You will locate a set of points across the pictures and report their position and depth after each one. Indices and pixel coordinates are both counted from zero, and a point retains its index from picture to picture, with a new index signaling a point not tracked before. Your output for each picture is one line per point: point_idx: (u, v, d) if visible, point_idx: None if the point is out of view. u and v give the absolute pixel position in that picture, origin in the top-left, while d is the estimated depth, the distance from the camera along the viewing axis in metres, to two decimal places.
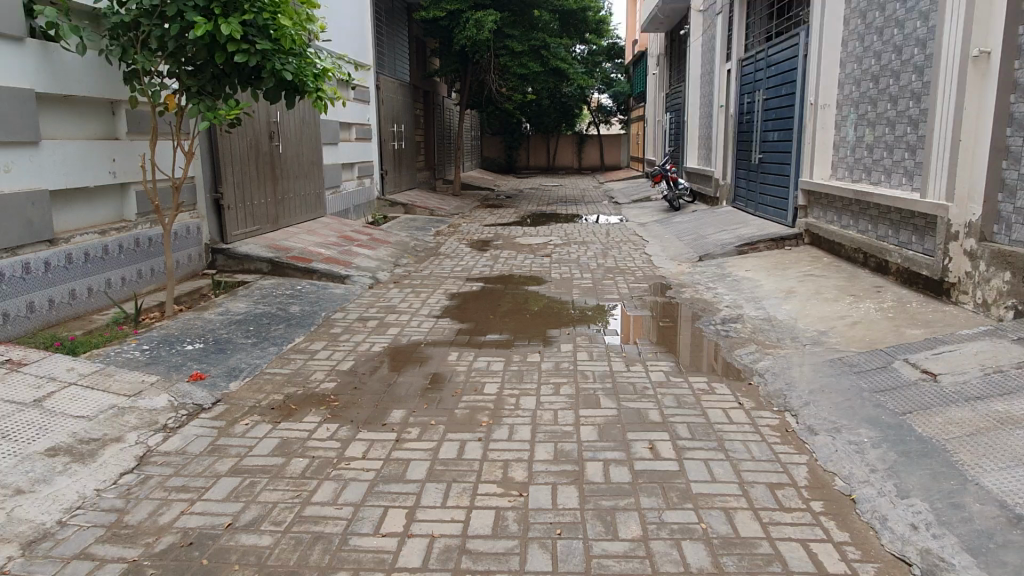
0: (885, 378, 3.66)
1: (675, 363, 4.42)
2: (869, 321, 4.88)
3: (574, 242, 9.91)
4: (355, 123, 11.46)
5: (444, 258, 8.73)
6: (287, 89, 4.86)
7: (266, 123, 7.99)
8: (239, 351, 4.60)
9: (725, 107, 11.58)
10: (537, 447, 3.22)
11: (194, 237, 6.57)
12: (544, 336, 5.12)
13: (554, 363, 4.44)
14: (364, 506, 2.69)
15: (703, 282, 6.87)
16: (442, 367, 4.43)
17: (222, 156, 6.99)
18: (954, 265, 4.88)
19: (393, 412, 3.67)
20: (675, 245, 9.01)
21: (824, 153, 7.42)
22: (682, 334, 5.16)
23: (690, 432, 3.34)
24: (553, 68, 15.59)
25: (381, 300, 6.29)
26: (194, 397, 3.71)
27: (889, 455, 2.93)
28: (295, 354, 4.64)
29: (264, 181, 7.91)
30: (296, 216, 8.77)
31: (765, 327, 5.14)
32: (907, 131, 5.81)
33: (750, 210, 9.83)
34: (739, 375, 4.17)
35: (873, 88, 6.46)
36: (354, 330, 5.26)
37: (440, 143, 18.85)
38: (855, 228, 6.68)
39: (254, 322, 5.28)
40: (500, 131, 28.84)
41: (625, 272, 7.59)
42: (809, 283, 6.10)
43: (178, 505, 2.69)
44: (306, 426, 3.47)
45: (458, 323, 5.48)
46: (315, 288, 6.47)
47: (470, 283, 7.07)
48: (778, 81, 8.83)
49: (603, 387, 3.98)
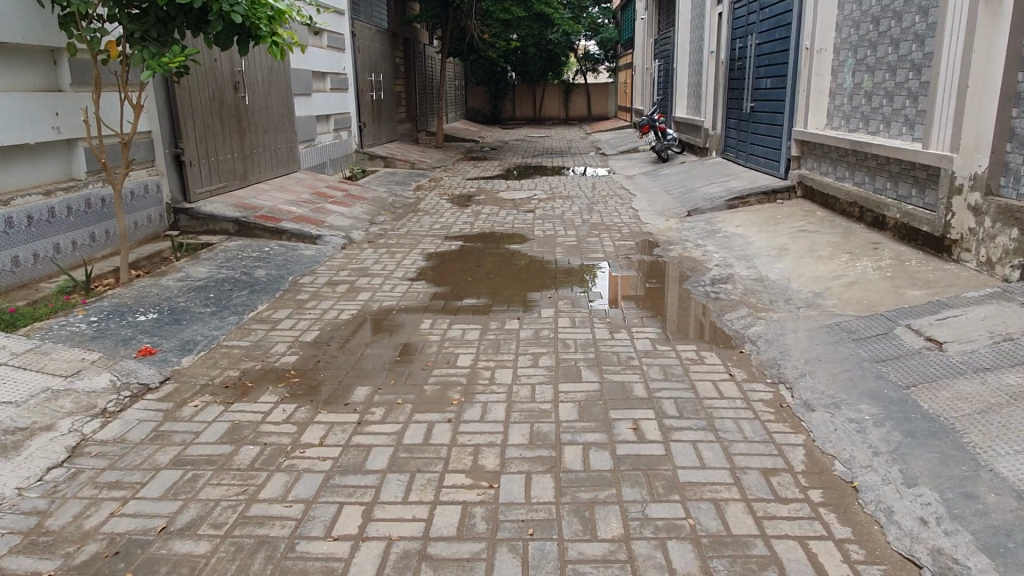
0: (886, 346, 3.40)
1: (662, 329, 4.15)
2: (867, 281, 4.61)
3: (559, 196, 9.57)
4: (330, 73, 10.95)
5: (422, 214, 8.37)
6: (239, 33, 4.37)
7: (230, 72, 7.49)
8: (194, 321, 4.29)
9: (716, 53, 11.14)
10: (511, 429, 2.95)
11: (153, 196, 6.19)
12: (524, 300, 4.82)
13: (532, 331, 4.16)
14: (316, 503, 2.43)
15: (692, 239, 6.58)
16: (413, 336, 4.14)
17: (181, 107, 6.52)
18: (957, 222, 4.60)
19: (357, 390, 3.39)
20: (663, 199, 8.69)
21: (820, 101, 7.08)
22: (669, 296, 4.89)
23: (677, 409, 3.08)
24: (537, 13, 15.11)
25: (353, 261, 5.96)
26: (139, 376, 3.43)
27: (894, 436, 2.68)
28: (256, 324, 4.34)
29: (229, 135, 7.46)
30: (266, 172, 8.36)
31: (757, 288, 4.87)
32: (909, 77, 5.49)
33: (741, 161, 9.49)
34: (730, 343, 3.92)
35: (873, 31, 6.09)
36: (322, 295, 4.95)
37: (422, 93, 18.27)
38: (851, 181, 6.38)
39: (215, 288, 4.95)
40: (485, 81, 28.08)
41: (611, 228, 7.29)
42: (802, 240, 5.81)
43: (107, 506, 2.42)
44: (261, 407, 3.19)
45: (433, 287, 5.17)
46: (283, 250, 6.13)
47: (448, 242, 6.74)
48: (771, 25, 8.40)
49: (585, 357, 3.71)
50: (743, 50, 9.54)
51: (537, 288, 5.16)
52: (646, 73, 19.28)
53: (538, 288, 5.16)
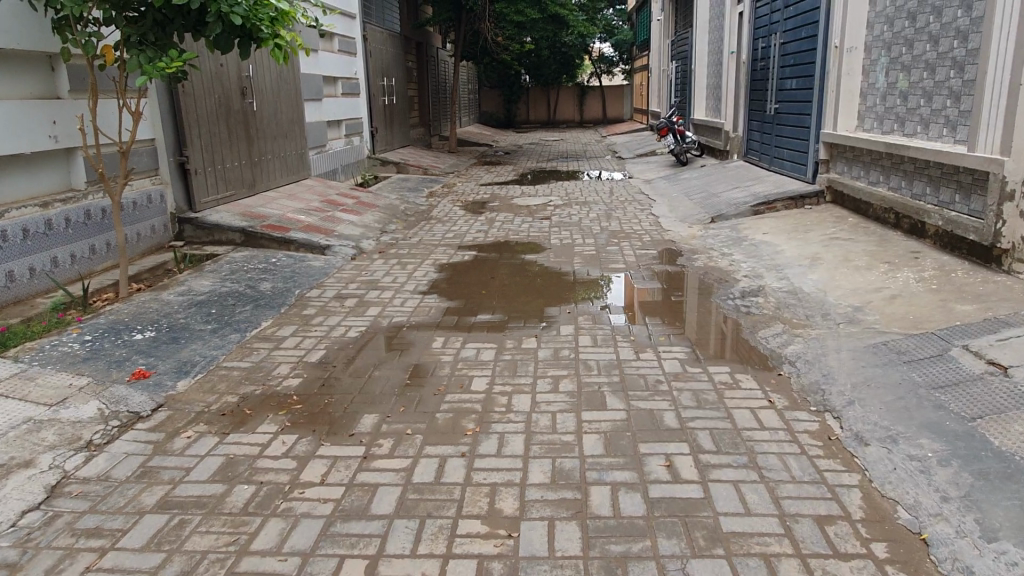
0: (942, 370, 3.10)
1: (691, 349, 3.86)
2: (911, 295, 4.30)
3: (575, 202, 9.28)
4: (341, 77, 10.76)
5: (435, 222, 8.12)
6: (240, 36, 4.11)
7: (237, 77, 7.29)
8: (193, 340, 4.05)
9: (736, 54, 10.84)
10: (531, 466, 2.68)
11: (156, 206, 5.98)
12: (541, 316, 4.55)
13: (551, 351, 3.88)
14: (314, 557, 2.17)
15: (718, 247, 6.27)
16: (424, 356, 3.87)
17: (186, 112, 6.32)
18: (1009, 230, 4.28)
19: (363, 418, 3.12)
20: (684, 205, 8.38)
21: (850, 101, 6.77)
22: (695, 311, 4.60)
23: (714, 443, 2.79)
24: (552, 15, 14.87)
25: (363, 273, 5.71)
26: (130, 403, 3.19)
27: (965, 479, 2.38)
28: (259, 343, 4.09)
29: (236, 141, 7.26)
30: (275, 179, 8.14)
31: (791, 301, 4.57)
32: (950, 75, 5.18)
33: (764, 165, 9.17)
34: (766, 364, 3.62)
35: (908, 28, 5.79)
36: (330, 311, 4.70)
37: (435, 98, 18.06)
38: (885, 185, 6.05)
39: (217, 303, 4.71)
40: (498, 85, 27.86)
41: (631, 236, 7.00)
42: (835, 248, 5.50)
43: (84, 559, 2.18)
44: (258, 439, 2.94)
45: (446, 301, 4.91)
46: (291, 261, 5.89)
47: (461, 252, 6.48)
48: (797, 23, 8.09)
49: (609, 381, 3.43)
50: (766, 49, 9.23)
51: (555, 302, 4.88)
52: (663, 75, 18.99)
53: (555, 302, 4.89)
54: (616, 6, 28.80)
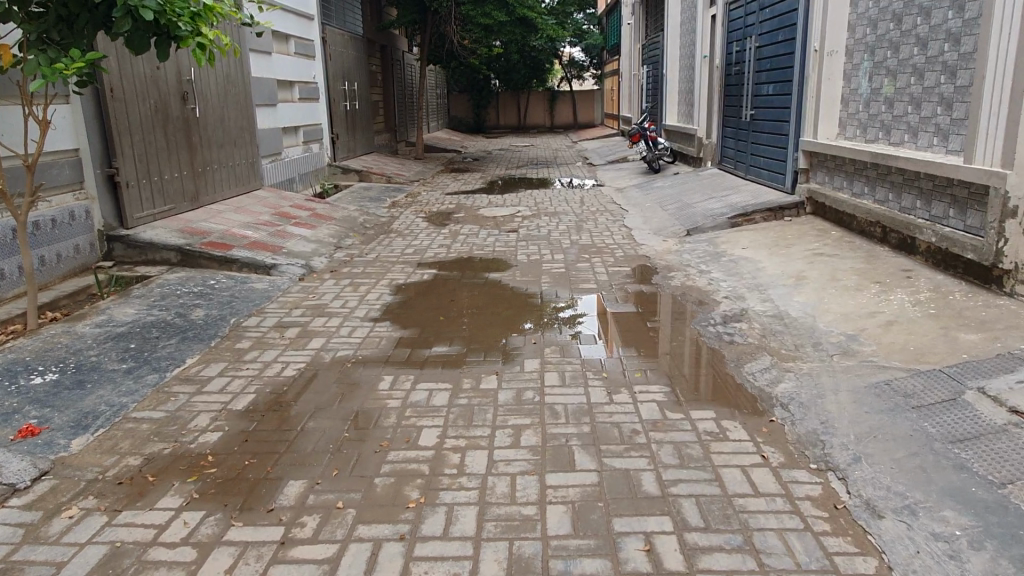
0: (959, 419, 2.70)
1: (670, 388, 3.43)
2: (909, 321, 3.92)
3: (544, 213, 8.87)
4: (298, 81, 10.23)
5: (394, 236, 7.63)
6: (155, 33, 3.53)
7: (177, 80, 6.74)
8: (102, 384, 3.51)
9: (710, 58, 10.52)
10: (484, 552, 2.22)
11: (81, 224, 5.42)
12: (504, 347, 4.09)
13: (513, 392, 3.42)
14: None
15: (695, 264, 5.87)
16: (369, 400, 3.39)
17: (115, 120, 5.76)
18: (1011, 249, 3.93)
19: (288, 485, 2.63)
20: (658, 216, 7.99)
21: (831, 108, 6.44)
22: (674, 340, 4.17)
23: (702, 517, 2.35)
24: (521, 18, 14.45)
25: (311, 296, 5.21)
26: (5, 474, 2.66)
27: (1004, 569, 1.99)
28: (179, 385, 3.57)
29: (176, 150, 6.70)
30: (222, 190, 7.59)
31: (777, 328, 4.17)
32: (941, 81, 4.85)
33: (740, 173, 8.84)
34: (755, 408, 3.19)
35: (894, 30, 5.45)
36: (267, 343, 4.19)
37: (401, 102, 17.53)
38: (870, 197, 5.70)
39: (137, 336, 4.17)
40: (467, 89, 27.42)
41: (602, 250, 6.58)
42: (820, 266, 5.12)
43: None
44: (156, 518, 2.43)
45: (399, 330, 4.43)
46: (231, 283, 5.37)
47: (420, 270, 6.01)
48: (773, 25, 7.76)
49: (578, 432, 2.98)
50: (741, 53, 8.90)
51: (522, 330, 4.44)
52: (634, 80, 18.68)
53: (520, 330, 4.44)
54: (587, 9, 28.48)
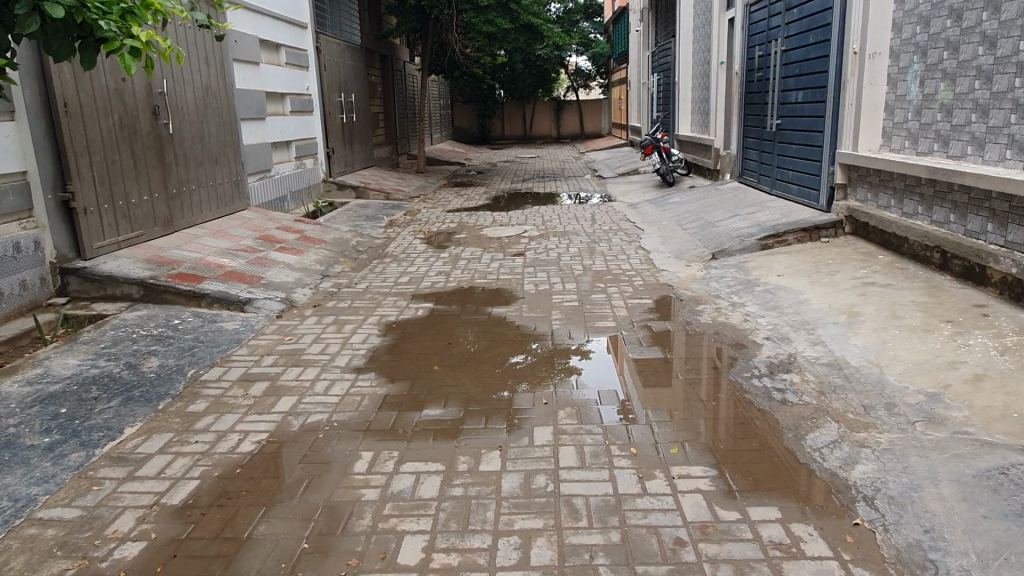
0: None
1: (717, 470, 2.74)
2: (1002, 375, 3.21)
3: (553, 233, 8.20)
4: (290, 93, 9.61)
5: (389, 261, 6.98)
6: (81, 36, 2.84)
7: (146, 94, 6.10)
8: (12, 467, 2.84)
9: (728, 64, 9.86)
10: None
11: (30, 255, 4.77)
12: (507, 409, 3.40)
13: (521, 477, 2.73)
14: None
15: (725, 294, 5.18)
16: (339, 489, 2.69)
17: (71, 137, 5.10)
18: None
19: None
20: (677, 235, 7.30)
21: (873, 116, 5.76)
22: (712, 397, 3.47)
23: None
24: (526, 25, 13.65)
25: (288, 338, 4.54)
26: None
27: None
28: (109, 467, 2.88)
29: (145, 171, 6.05)
30: (201, 213, 6.94)
31: (837, 381, 3.48)
32: (1015, 84, 4.18)
33: (764, 188, 8.17)
34: (829, 501, 2.49)
35: (952, 26, 4.76)
36: (228, 403, 3.52)
37: (402, 113, 16.90)
38: (926, 216, 5.01)
39: (70, 397, 3.48)
40: (472, 99, 26.80)
41: (618, 278, 5.91)
42: (874, 298, 4.43)
43: None
44: None
45: (385, 385, 3.74)
46: (199, 323, 4.71)
47: (414, 304, 5.34)
48: (801, 27, 7.11)
49: (608, 543, 2.30)
50: (764, 58, 8.23)
51: (524, 365, 4.01)
52: (643, 89, 18.01)
53: (522, 363, 4.05)
54: (592, 18, 27.85)
